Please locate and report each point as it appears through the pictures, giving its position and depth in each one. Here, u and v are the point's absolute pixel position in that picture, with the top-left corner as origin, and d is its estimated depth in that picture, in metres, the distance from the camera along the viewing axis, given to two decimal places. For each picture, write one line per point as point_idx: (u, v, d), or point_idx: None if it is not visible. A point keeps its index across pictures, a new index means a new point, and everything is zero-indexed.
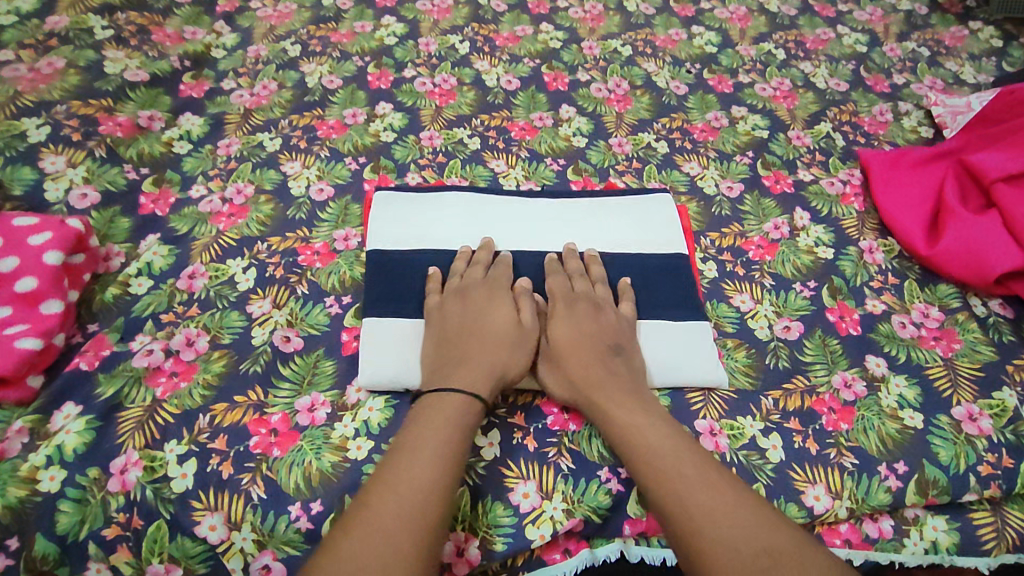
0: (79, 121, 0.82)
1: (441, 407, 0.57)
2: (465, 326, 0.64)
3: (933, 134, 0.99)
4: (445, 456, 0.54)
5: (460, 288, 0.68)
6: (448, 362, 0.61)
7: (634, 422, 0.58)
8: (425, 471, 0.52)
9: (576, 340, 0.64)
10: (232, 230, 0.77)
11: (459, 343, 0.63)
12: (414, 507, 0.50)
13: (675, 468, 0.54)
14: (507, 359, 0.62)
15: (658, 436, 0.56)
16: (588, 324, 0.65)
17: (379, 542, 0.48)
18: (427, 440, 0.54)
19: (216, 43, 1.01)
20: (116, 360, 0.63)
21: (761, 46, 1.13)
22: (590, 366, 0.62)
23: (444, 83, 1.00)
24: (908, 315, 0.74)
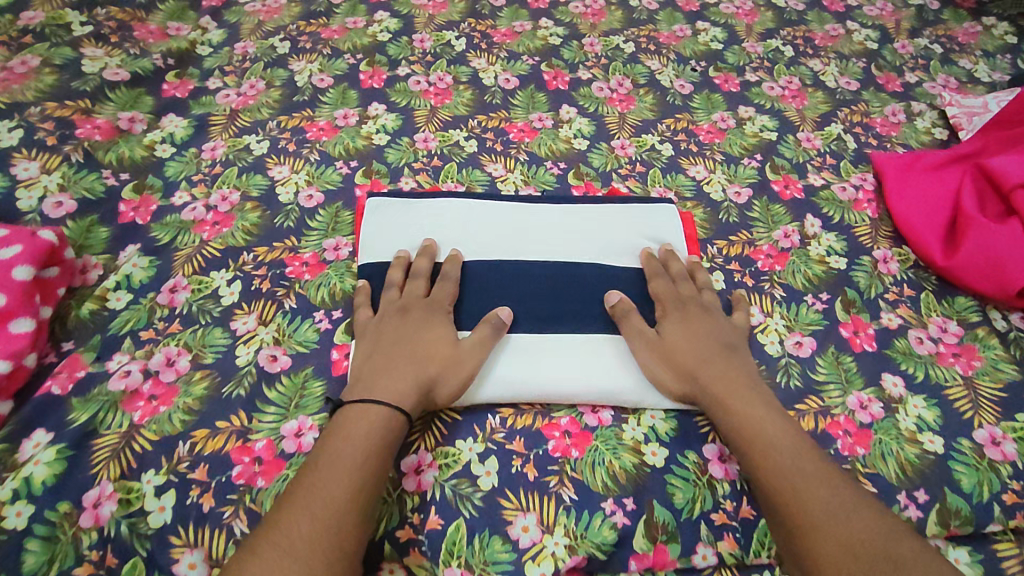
0: (54, 123, 0.78)
1: (360, 424, 0.56)
2: (395, 343, 0.62)
3: (947, 136, 0.95)
4: (357, 469, 0.53)
5: (395, 303, 0.66)
6: (374, 380, 0.59)
7: (755, 418, 0.59)
8: (339, 485, 0.52)
9: (693, 341, 0.64)
10: (217, 240, 0.74)
11: (388, 361, 0.61)
12: (324, 519, 0.50)
13: (794, 466, 0.55)
14: (437, 378, 0.60)
15: (777, 431, 0.58)
16: (704, 326, 0.65)
17: (289, 557, 0.47)
18: (341, 454, 0.53)
19: (202, 40, 0.97)
20: (91, 383, 0.60)
21: (768, 42, 1.09)
22: (712, 365, 0.62)
23: (440, 82, 0.96)
24: (926, 329, 0.72)
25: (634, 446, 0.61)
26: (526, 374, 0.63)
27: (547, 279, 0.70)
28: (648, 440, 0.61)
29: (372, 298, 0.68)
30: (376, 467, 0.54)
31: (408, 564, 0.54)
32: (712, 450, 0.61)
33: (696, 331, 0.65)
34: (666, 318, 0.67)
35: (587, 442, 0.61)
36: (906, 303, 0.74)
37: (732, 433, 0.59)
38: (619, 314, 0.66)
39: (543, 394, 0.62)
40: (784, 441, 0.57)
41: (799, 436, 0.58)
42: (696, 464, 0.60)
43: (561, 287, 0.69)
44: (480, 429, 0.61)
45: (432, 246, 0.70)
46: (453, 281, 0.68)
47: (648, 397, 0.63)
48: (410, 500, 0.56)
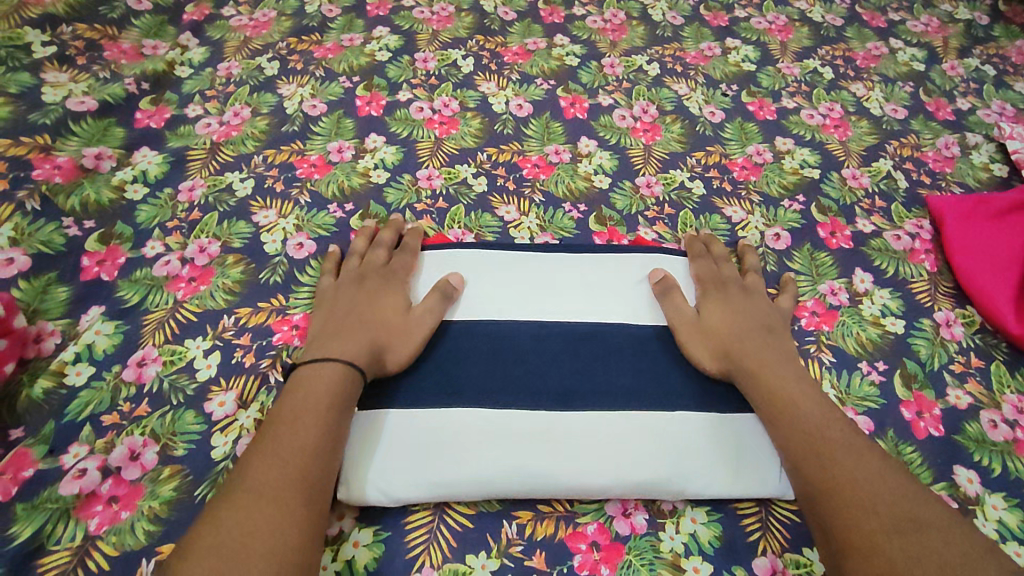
0: (8, 164, 0.69)
1: (315, 381, 0.54)
2: (349, 303, 0.61)
3: (1007, 174, 0.86)
4: (324, 419, 0.52)
5: (356, 268, 0.65)
6: (322, 339, 0.58)
7: (788, 388, 0.57)
8: (307, 434, 0.50)
9: (734, 318, 0.63)
10: (193, 300, 0.65)
11: (338, 320, 0.60)
12: (297, 467, 0.49)
13: (821, 432, 0.54)
14: (385, 340, 0.58)
15: (806, 400, 0.56)
16: (743, 304, 0.64)
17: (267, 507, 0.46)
18: (303, 407, 0.52)
19: (181, 59, 0.87)
20: (40, 484, 0.51)
21: (805, 63, 0.99)
22: (752, 340, 0.61)
23: (445, 109, 0.86)
24: (999, 411, 0.63)
25: (673, 561, 0.52)
26: (548, 462, 0.54)
27: (569, 351, 0.61)
28: (689, 553, 0.53)
29: (336, 265, 0.67)
30: (339, 416, 0.53)
31: None
32: (764, 565, 0.52)
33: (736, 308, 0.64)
34: (707, 293, 0.65)
35: (619, 557, 0.52)
36: (975, 376, 0.65)
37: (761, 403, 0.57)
38: (660, 292, 0.65)
39: (571, 488, 0.54)
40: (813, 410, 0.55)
41: (829, 406, 0.56)
42: None
43: (586, 360, 0.61)
44: (493, 540, 0.52)
45: (398, 220, 0.70)
46: (415, 252, 0.68)
47: (685, 486, 0.55)
48: None
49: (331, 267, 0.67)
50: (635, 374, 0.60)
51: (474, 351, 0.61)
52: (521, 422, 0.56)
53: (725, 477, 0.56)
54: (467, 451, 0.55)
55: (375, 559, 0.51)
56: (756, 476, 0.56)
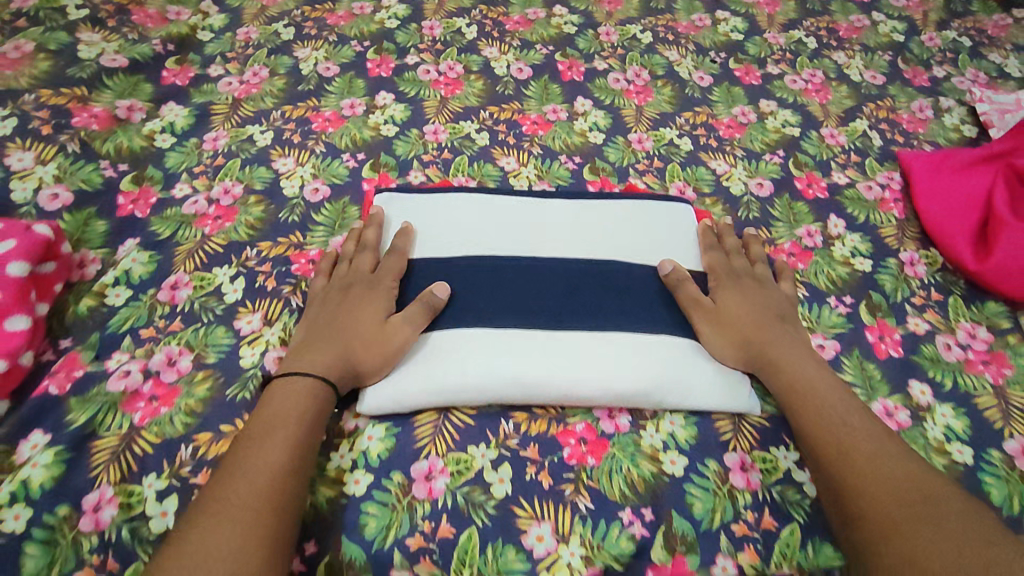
0: (50, 112, 0.75)
1: (287, 395, 0.56)
2: (331, 310, 0.62)
3: (977, 133, 0.92)
4: (297, 436, 0.53)
5: (344, 271, 0.66)
6: (302, 349, 0.59)
7: (808, 378, 0.60)
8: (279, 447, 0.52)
9: (746, 311, 0.65)
10: (219, 234, 0.71)
11: (318, 332, 0.61)
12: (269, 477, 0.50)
13: (841, 420, 0.57)
14: (361, 352, 0.59)
15: (827, 390, 0.59)
16: (756, 297, 0.66)
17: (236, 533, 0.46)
18: (276, 426, 0.53)
19: (203, 25, 0.93)
20: (90, 382, 0.59)
21: (790, 33, 1.05)
22: (756, 333, 0.63)
23: (450, 71, 0.92)
24: (954, 335, 0.69)
25: (652, 454, 0.59)
26: (541, 373, 0.60)
27: (561, 279, 0.66)
28: (667, 448, 0.59)
29: (332, 264, 0.68)
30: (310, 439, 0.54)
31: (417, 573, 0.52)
32: (733, 460, 0.59)
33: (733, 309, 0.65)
34: (720, 287, 0.67)
35: (604, 450, 0.58)
36: (933, 307, 0.72)
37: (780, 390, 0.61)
38: (674, 280, 0.66)
39: (562, 396, 0.60)
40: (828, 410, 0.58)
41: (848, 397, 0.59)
42: (716, 472, 0.58)
43: (576, 287, 0.66)
44: (492, 434, 0.58)
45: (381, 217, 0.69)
46: (402, 255, 0.67)
47: (666, 398, 0.61)
48: (420, 507, 0.54)
49: (325, 267, 0.67)
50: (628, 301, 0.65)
51: (479, 279, 0.66)
52: (519, 340, 0.62)
53: (703, 391, 0.61)
54: (470, 362, 0.60)
55: (387, 449, 0.57)
56: (728, 389, 0.62)
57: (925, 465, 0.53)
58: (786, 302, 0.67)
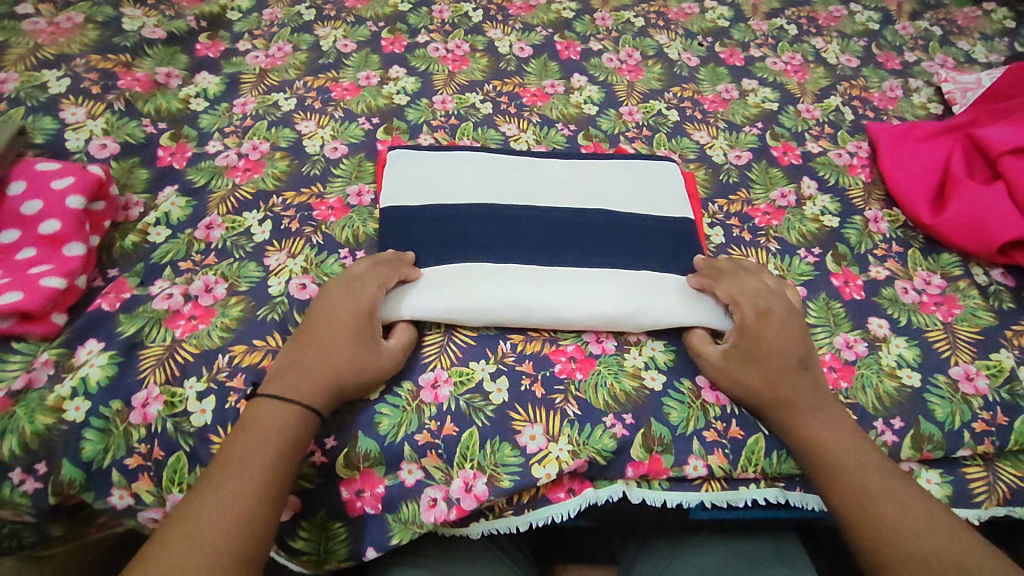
0: (98, 75, 0.83)
1: (269, 421, 0.55)
2: (321, 323, 0.61)
3: (942, 111, 1.00)
4: (271, 465, 0.53)
5: (343, 283, 0.64)
6: (289, 363, 0.59)
7: (820, 432, 0.59)
8: (252, 479, 0.52)
9: (770, 351, 0.61)
10: (248, 184, 0.79)
11: (305, 349, 0.59)
12: (237, 508, 0.50)
13: (858, 477, 0.56)
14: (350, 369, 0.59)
15: (840, 442, 0.58)
16: (780, 337, 0.62)
17: (194, 552, 0.47)
18: (257, 451, 0.53)
19: (232, 5, 1.01)
20: (136, 302, 0.66)
21: (773, 21, 1.13)
22: (762, 378, 0.61)
23: (457, 49, 1.00)
24: (911, 281, 0.76)
25: (634, 372, 0.65)
26: (537, 299, 0.66)
27: (555, 224, 0.73)
28: (648, 367, 0.66)
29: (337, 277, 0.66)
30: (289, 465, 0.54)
31: (425, 465, 0.59)
32: (705, 378, 0.65)
33: (742, 349, 0.62)
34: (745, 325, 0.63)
35: (592, 366, 0.65)
36: (894, 258, 0.79)
37: (794, 441, 0.60)
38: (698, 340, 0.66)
39: (555, 318, 0.66)
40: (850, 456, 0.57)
41: (863, 445, 0.58)
42: (691, 389, 0.64)
43: (569, 231, 0.73)
44: (492, 352, 0.66)
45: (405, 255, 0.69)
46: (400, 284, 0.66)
47: (643, 318, 0.67)
48: (427, 409, 0.61)
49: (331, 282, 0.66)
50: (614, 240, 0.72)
51: (480, 218, 0.73)
52: (517, 274, 0.68)
53: (678, 313, 0.67)
54: (473, 290, 0.66)
55: None
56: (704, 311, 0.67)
57: (944, 522, 0.53)
58: (805, 332, 0.64)
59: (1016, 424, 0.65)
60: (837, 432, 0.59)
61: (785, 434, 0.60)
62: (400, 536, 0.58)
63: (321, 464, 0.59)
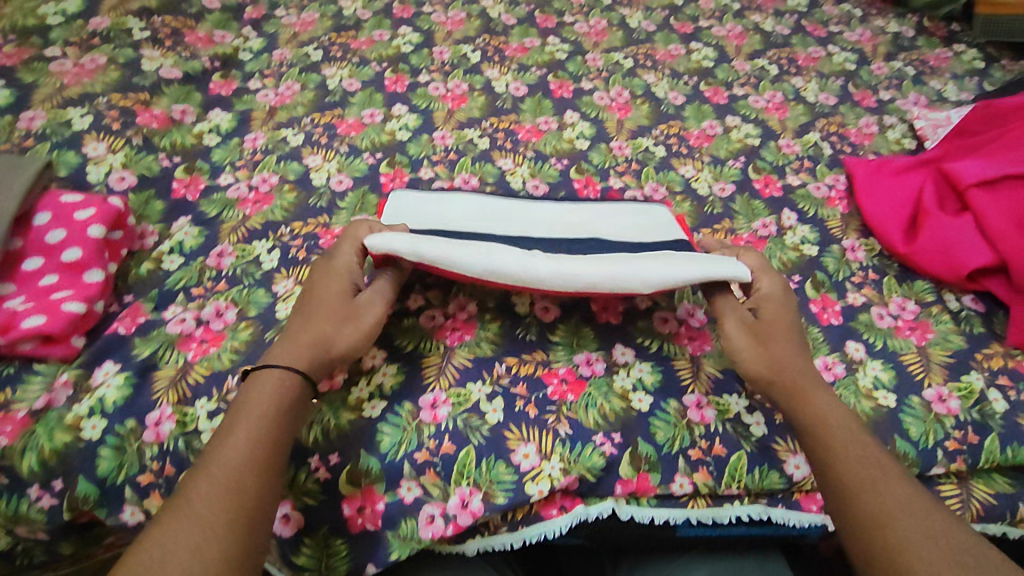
0: (119, 111, 0.89)
1: (261, 387, 0.57)
2: (306, 294, 0.66)
3: (915, 146, 1.05)
4: (260, 433, 0.54)
5: (326, 258, 0.68)
6: (286, 335, 0.62)
7: (823, 408, 0.61)
8: (240, 450, 0.53)
9: (781, 327, 0.66)
10: (258, 215, 0.83)
11: (295, 318, 0.64)
12: (226, 477, 0.51)
13: (853, 451, 0.57)
14: (344, 336, 0.63)
15: (838, 420, 0.60)
16: (785, 317, 0.67)
17: (187, 524, 0.48)
18: (246, 419, 0.55)
19: (243, 47, 1.07)
20: (151, 326, 0.70)
21: (755, 62, 1.19)
22: (777, 350, 0.65)
23: (457, 88, 1.06)
24: (886, 307, 0.80)
25: (623, 393, 0.68)
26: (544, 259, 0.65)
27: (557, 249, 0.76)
28: (636, 389, 0.69)
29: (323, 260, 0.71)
30: (276, 433, 0.55)
31: (423, 482, 0.62)
32: (690, 399, 0.68)
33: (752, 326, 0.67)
34: (756, 307, 0.68)
35: (582, 388, 0.68)
36: (870, 285, 0.83)
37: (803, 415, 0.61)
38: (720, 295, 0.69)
39: (556, 274, 0.65)
40: (866, 466, 0.56)
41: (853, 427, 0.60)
42: (676, 409, 0.67)
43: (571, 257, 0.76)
44: (487, 373, 0.68)
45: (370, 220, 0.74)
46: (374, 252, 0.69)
47: (649, 275, 0.66)
48: (427, 429, 0.64)
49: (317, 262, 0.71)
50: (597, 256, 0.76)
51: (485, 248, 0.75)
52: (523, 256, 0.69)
53: (677, 268, 0.66)
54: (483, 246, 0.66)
55: (398, 383, 0.67)
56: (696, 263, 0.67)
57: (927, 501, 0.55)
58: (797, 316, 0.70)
59: (987, 442, 0.68)
60: (856, 443, 0.58)
61: (796, 408, 0.61)
62: (397, 552, 0.60)
63: (325, 480, 0.62)
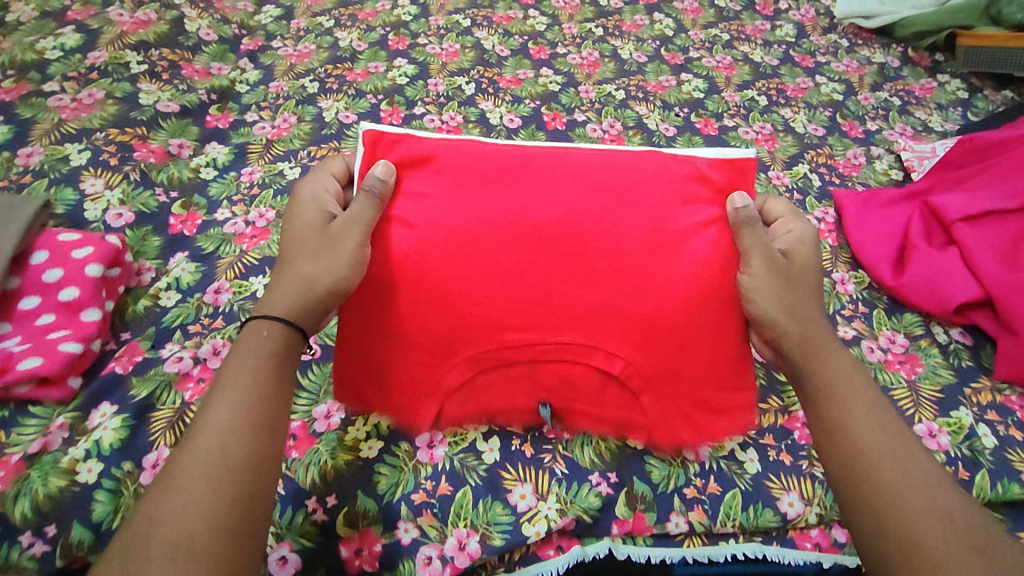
0: (116, 147, 0.90)
1: (243, 340, 0.57)
2: (286, 236, 0.63)
3: (902, 177, 1.08)
4: (243, 400, 0.53)
5: (301, 194, 0.65)
6: (270, 288, 0.60)
7: (837, 377, 0.59)
8: (224, 418, 0.52)
9: (802, 279, 0.63)
10: (254, 250, 0.83)
11: (278, 264, 0.62)
12: (212, 452, 0.50)
13: (872, 425, 0.56)
14: (320, 269, 0.59)
15: (855, 391, 0.58)
16: (806, 271, 0.64)
17: (174, 500, 0.48)
18: (231, 383, 0.54)
19: (240, 79, 1.08)
20: (148, 365, 0.70)
21: (745, 93, 1.22)
22: (797, 298, 0.62)
23: (452, 120, 1.07)
24: (876, 341, 0.82)
25: None
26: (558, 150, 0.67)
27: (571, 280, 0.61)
28: None
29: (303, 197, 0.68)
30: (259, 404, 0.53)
31: (420, 524, 0.62)
32: None
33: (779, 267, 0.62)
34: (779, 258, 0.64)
35: None
36: (860, 318, 0.84)
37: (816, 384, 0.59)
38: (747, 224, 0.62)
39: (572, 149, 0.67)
40: (877, 439, 0.55)
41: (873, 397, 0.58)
42: None
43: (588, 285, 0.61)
44: None
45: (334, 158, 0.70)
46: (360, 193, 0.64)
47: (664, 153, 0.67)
48: (423, 469, 0.65)
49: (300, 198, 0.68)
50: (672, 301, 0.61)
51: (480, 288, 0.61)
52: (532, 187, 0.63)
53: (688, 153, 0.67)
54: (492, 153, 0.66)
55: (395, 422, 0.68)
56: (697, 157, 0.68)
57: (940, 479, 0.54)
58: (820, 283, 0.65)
59: (977, 479, 0.69)
60: (867, 412, 0.57)
61: (812, 379, 0.59)
62: None
63: (322, 522, 0.61)
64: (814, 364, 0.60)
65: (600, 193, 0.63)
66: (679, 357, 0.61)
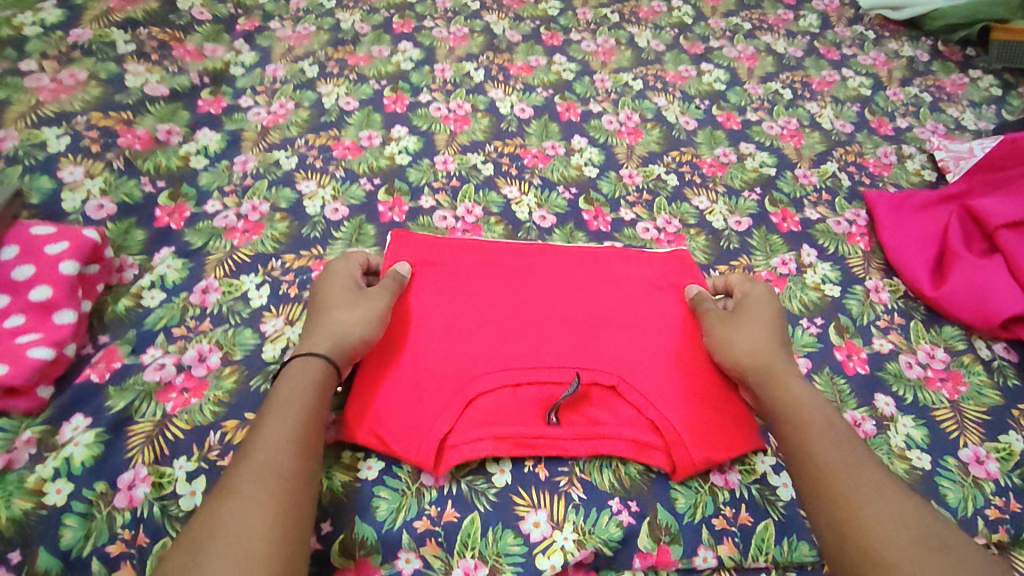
0: (99, 132, 0.84)
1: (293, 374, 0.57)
2: (316, 300, 0.65)
3: (936, 178, 1.02)
4: (305, 416, 0.54)
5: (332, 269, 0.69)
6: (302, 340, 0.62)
7: (800, 400, 0.59)
8: (286, 429, 0.53)
9: (762, 323, 0.66)
10: (246, 246, 0.77)
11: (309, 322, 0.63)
12: (277, 463, 0.50)
13: (837, 445, 0.55)
14: (354, 322, 0.62)
15: (821, 415, 0.58)
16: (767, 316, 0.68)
17: (236, 506, 0.47)
18: (288, 402, 0.55)
19: (235, 61, 1.01)
20: (127, 373, 0.64)
21: (768, 85, 1.15)
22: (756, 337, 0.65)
23: (459, 109, 1.01)
24: (915, 355, 0.76)
25: None
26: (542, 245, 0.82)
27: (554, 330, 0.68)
28: None
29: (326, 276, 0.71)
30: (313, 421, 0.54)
31: (423, 554, 0.56)
32: None
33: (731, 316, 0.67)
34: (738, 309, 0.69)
35: None
36: (896, 330, 0.79)
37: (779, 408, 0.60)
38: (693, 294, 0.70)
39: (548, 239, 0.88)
40: (843, 458, 0.54)
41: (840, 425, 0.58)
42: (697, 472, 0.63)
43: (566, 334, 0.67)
44: None
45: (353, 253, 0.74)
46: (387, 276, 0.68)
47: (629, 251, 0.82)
48: (428, 493, 0.59)
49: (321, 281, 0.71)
50: (653, 337, 0.68)
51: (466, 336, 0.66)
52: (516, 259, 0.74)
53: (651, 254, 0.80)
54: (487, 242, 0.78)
55: None
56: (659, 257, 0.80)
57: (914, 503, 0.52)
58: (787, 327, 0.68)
59: None
60: (832, 434, 0.56)
61: (776, 404, 0.60)
62: None
63: (317, 552, 0.56)
64: (774, 391, 0.61)
65: (580, 261, 0.75)
66: (671, 387, 0.63)
